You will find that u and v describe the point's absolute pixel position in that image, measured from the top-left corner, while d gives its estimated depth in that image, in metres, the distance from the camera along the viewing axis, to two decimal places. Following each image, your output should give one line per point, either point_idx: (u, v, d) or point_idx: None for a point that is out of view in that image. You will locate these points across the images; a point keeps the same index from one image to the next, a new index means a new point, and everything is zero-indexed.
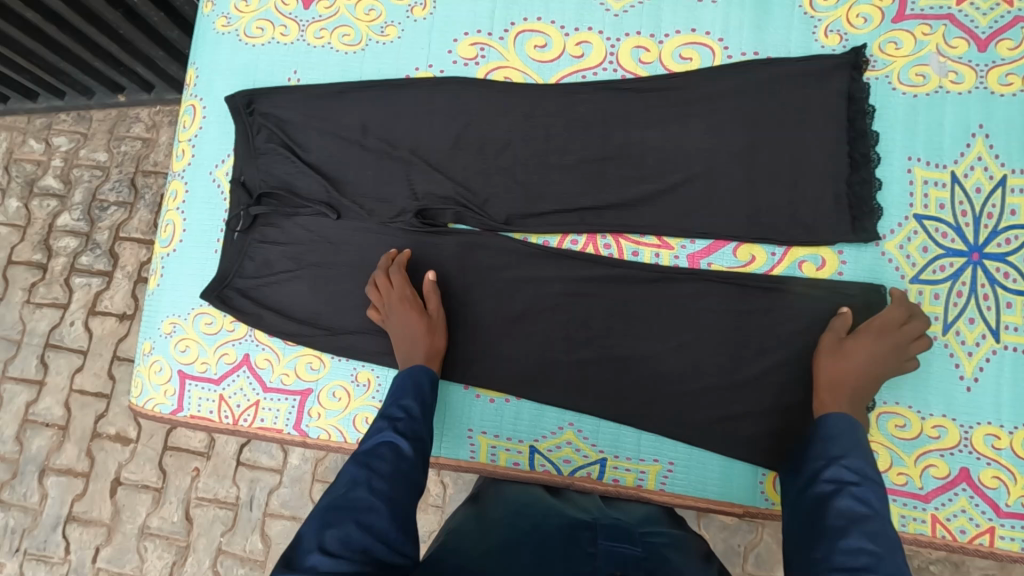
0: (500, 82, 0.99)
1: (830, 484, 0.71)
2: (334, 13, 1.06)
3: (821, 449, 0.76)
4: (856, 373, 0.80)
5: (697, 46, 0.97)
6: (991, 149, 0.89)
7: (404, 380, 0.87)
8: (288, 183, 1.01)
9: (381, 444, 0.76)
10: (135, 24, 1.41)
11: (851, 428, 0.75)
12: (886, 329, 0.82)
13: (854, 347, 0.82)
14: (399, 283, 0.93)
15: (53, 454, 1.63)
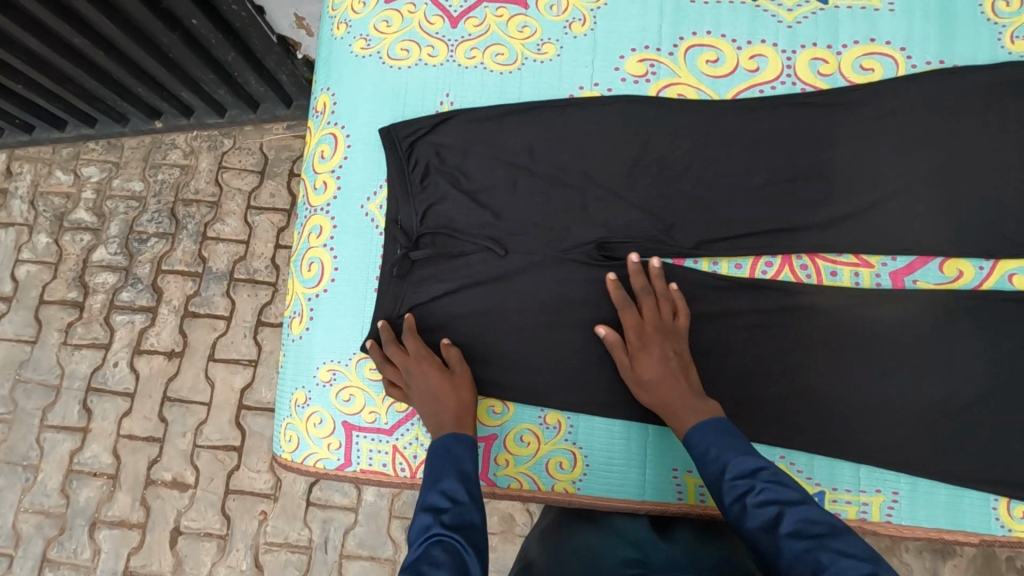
0: (674, 99, 0.95)
1: (738, 500, 0.69)
2: (485, 31, 1.00)
3: (705, 470, 0.74)
4: (670, 381, 0.82)
5: (878, 56, 0.94)
6: None
7: (437, 459, 0.78)
8: (449, 222, 0.95)
9: (429, 544, 0.65)
10: (190, 48, 1.30)
11: (714, 429, 0.76)
12: (640, 337, 0.86)
13: (644, 362, 0.84)
14: (410, 346, 0.89)
15: (103, 506, 1.50)
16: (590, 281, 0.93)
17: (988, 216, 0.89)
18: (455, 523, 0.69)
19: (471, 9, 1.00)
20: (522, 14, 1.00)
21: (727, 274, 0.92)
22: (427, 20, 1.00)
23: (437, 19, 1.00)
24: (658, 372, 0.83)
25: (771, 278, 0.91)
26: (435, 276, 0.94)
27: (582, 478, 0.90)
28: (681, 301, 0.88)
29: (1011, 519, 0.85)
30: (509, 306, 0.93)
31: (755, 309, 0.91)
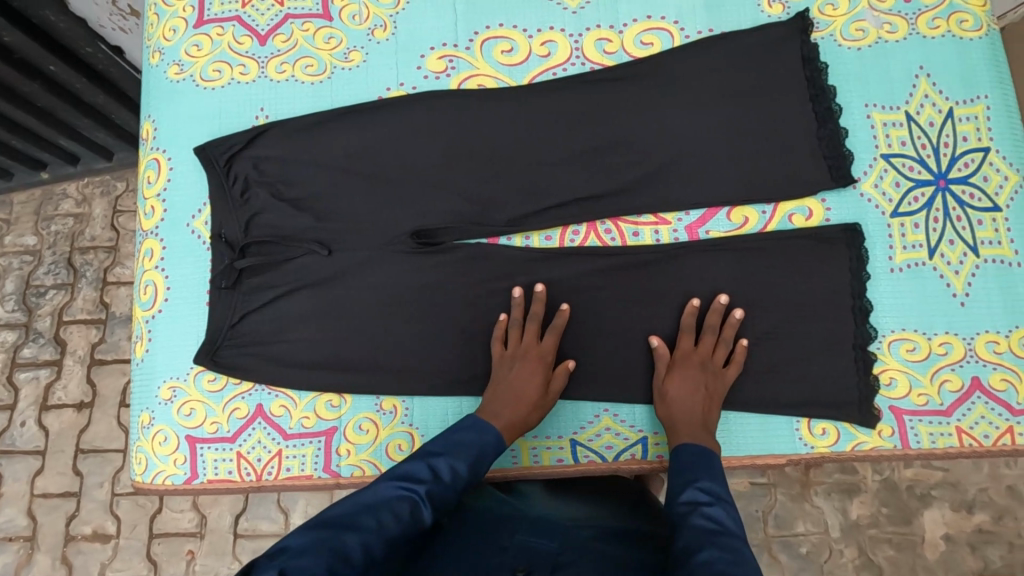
0: (475, 89, 1.01)
1: (686, 503, 0.71)
2: (293, 45, 1.04)
3: (676, 477, 0.77)
4: (676, 407, 0.87)
5: (656, 31, 1.02)
6: (935, 86, 0.96)
7: (470, 433, 0.80)
8: (274, 229, 0.97)
9: (401, 495, 0.70)
10: (57, 94, 1.26)
11: (699, 458, 0.79)
12: (680, 362, 0.90)
13: (671, 385, 0.89)
14: (545, 343, 0.91)
15: (24, 569, 1.47)
16: (415, 268, 0.96)
17: (771, 163, 0.96)
18: (438, 493, 0.72)
19: (277, 25, 1.04)
20: (327, 25, 1.04)
21: (539, 246, 0.97)
22: (236, 40, 1.04)
23: (246, 38, 1.04)
24: (674, 398, 0.88)
25: (577, 245, 0.97)
26: (267, 285, 0.96)
27: None
28: (741, 356, 0.91)
29: (812, 437, 0.92)
30: (341, 303, 0.96)
31: (568, 275, 0.96)
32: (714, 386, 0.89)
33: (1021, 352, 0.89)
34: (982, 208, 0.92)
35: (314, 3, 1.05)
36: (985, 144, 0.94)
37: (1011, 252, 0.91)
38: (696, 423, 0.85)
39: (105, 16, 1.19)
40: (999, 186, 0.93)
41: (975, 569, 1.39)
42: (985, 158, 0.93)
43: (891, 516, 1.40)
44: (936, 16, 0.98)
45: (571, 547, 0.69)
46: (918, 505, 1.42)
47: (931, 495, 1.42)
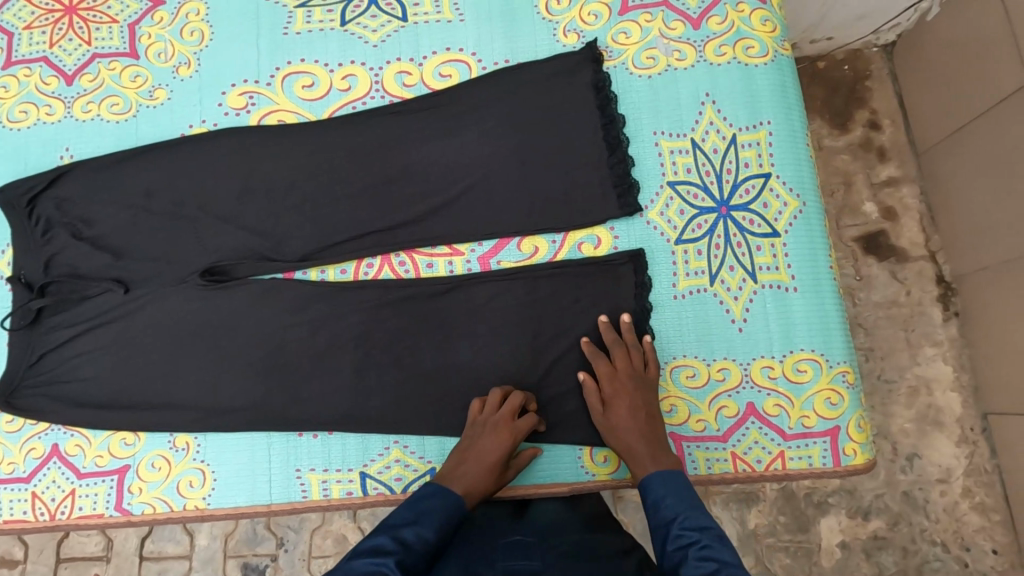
0: (274, 125, 1.02)
1: (679, 547, 0.72)
2: (99, 84, 1.05)
3: (656, 518, 0.77)
4: (623, 433, 0.86)
5: (454, 63, 1.03)
6: (719, 113, 0.97)
7: (432, 500, 0.80)
8: (73, 268, 0.99)
9: (375, 568, 0.67)
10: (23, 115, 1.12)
11: (669, 481, 0.80)
12: (610, 386, 0.88)
13: (611, 414, 0.87)
14: (521, 421, 0.88)
15: None
16: (208, 304, 0.98)
17: (559, 192, 0.97)
18: (408, 563, 0.71)
19: (84, 65, 1.05)
20: (134, 63, 1.05)
21: (332, 280, 0.99)
22: (43, 81, 1.05)
23: (52, 79, 1.05)
24: (615, 428, 0.87)
25: (370, 278, 0.99)
26: (66, 324, 0.98)
27: (211, 493, 0.94)
28: (654, 356, 0.90)
29: (594, 465, 0.94)
30: (140, 340, 0.97)
31: (360, 309, 0.97)
32: (642, 398, 0.88)
33: (793, 377, 0.90)
34: (761, 233, 0.93)
35: (122, 41, 1.06)
36: (765, 170, 0.95)
37: (787, 277, 0.92)
38: (645, 450, 0.84)
39: None
40: (779, 212, 0.94)
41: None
42: (766, 183, 0.94)
43: (788, 524, 1.38)
44: (722, 42, 0.99)
45: (555, 564, 0.76)
46: (814, 512, 1.39)
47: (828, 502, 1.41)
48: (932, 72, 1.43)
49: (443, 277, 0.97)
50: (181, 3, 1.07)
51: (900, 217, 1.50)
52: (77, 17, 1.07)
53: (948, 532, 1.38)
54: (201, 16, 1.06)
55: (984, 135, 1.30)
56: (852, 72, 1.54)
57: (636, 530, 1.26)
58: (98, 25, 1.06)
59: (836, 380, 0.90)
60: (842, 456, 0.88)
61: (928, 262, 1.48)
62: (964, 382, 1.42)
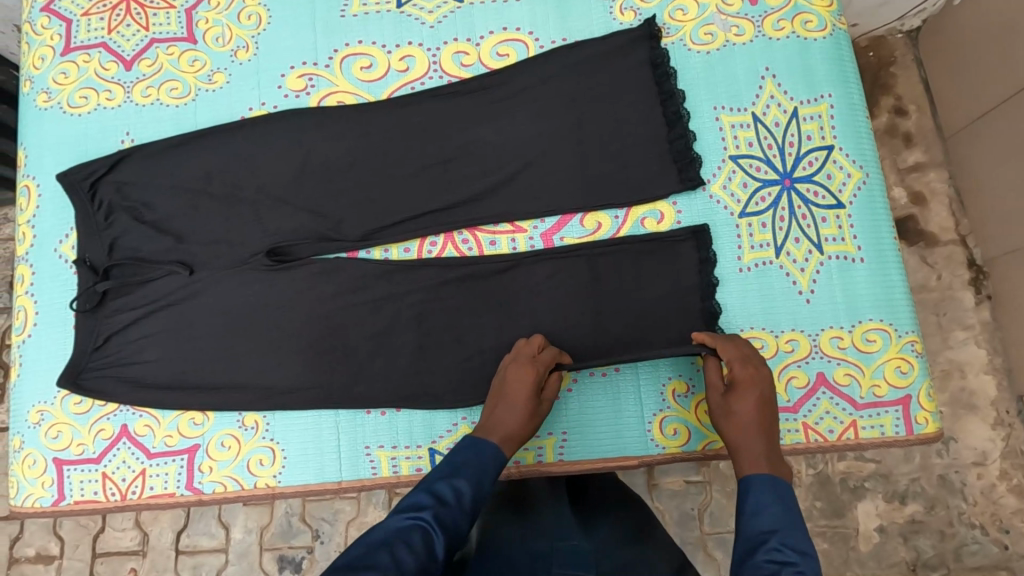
0: (333, 107, 1.03)
1: (770, 560, 0.65)
2: (158, 69, 1.06)
3: (750, 526, 0.70)
4: (743, 426, 0.80)
5: (511, 42, 1.04)
6: (780, 87, 0.98)
7: (468, 452, 0.78)
8: (137, 252, 1.00)
9: (409, 527, 0.66)
10: None
11: (776, 489, 0.73)
12: (744, 372, 0.83)
13: (733, 401, 0.82)
14: (544, 353, 0.89)
15: None
16: (270, 284, 0.98)
17: (619, 167, 0.98)
18: (447, 519, 0.69)
19: (143, 50, 1.06)
20: (192, 48, 1.06)
21: (397, 258, 0.99)
22: (102, 66, 1.06)
23: (111, 64, 1.06)
24: (730, 419, 0.81)
25: (434, 256, 0.99)
26: (129, 306, 0.99)
27: (282, 471, 0.95)
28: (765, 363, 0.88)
29: (664, 437, 0.92)
30: (204, 321, 0.98)
31: (424, 287, 0.98)
32: (767, 393, 0.83)
33: (863, 347, 0.90)
34: (826, 205, 0.94)
35: (179, 27, 1.07)
36: (828, 142, 0.95)
37: (853, 248, 0.93)
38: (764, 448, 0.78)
39: (13, 45, 1.25)
40: (843, 183, 0.94)
41: (907, 560, 1.36)
42: (829, 155, 0.95)
43: (824, 509, 1.38)
44: (781, 17, 0.99)
45: None
46: (850, 497, 1.39)
47: (864, 488, 1.40)
48: (960, 54, 1.42)
49: (506, 254, 0.98)
50: None
51: (928, 203, 1.50)
52: (135, 3, 1.08)
53: (985, 515, 1.37)
54: (258, 1, 1.07)
55: (1010, 121, 1.32)
56: (876, 58, 1.55)
57: (672, 518, 1.27)
58: (155, 11, 1.07)
59: (905, 349, 0.90)
60: (913, 425, 0.88)
61: (959, 246, 1.48)
62: (998, 365, 1.42)
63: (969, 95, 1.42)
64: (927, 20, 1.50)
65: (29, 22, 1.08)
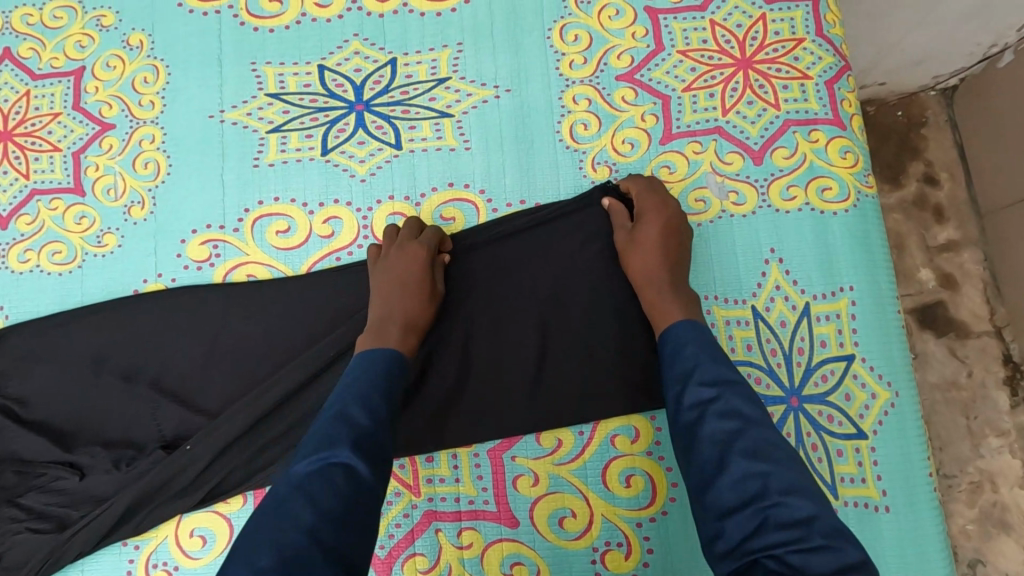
0: (241, 283, 0.85)
1: (693, 404, 0.63)
2: (39, 228, 0.89)
3: (671, 370, 0.67)
4: (645, 247, 0.76)
5: (458, 203, 0.85)
6: (788, 275, 0.78)
7: (362, 372, 0.68)
8: (12, 456, 0.83)
9: (325, 469, 0.58)
10: None
11: (691, 330, 0.68)
12: (648, 204, 0.78)
13: (639, 226, 0.77)
14: (426, 233, 0.81)
15: None
16: (172, 475, 0.81)
17: (584, 366, 0.81)
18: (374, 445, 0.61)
19: (22, 204, 0.89)
20: (79, 202, 0.89)
21: None
22: None
23: None
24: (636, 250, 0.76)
25: None
26: None
27: None
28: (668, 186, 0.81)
29: None
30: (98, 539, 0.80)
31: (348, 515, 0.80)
32: (676, 221, 0.77)
33: None
34: (843, 433, 0.75)
35: (65, 174, 0.89)
36: (847, 351, 0.76)
37: (876, 492, 0.73)
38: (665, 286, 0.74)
39: None
40: (864, 406, 0.75)
41: None
42: (848, 368, 0.76)
43: None
44: (791, 183, 0.80)
45: None
46: None
47: None
48: (1005, 132, 1.21)
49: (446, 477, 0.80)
50: (133, 126, 0.89)
51: (960, 285, 1.29)
52: (13, 144, 0.90)
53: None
54: (156, 144, 0.89)
55: None
56: (906, 118, 1.33)
57: None
58: (37, 154, 0.90)
59: None
60: None
61: (994, 338, 1.27)
62: None
63: (1009, 176, 1.22)
64: (966, 76, 1.27)
65: None
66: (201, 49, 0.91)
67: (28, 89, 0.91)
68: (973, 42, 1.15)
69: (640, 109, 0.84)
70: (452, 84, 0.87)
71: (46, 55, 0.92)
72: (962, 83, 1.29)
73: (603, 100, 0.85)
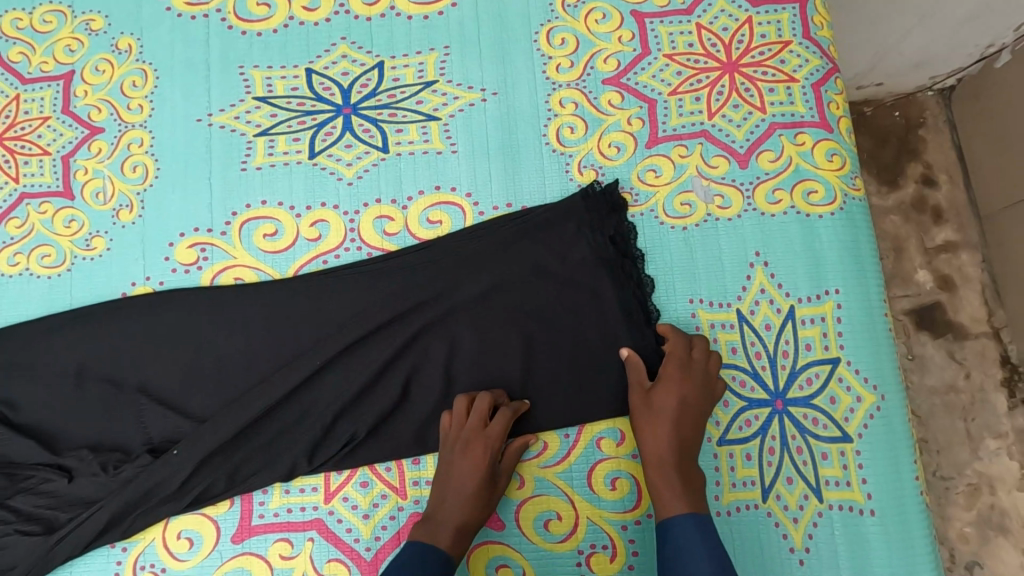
0: (229, 285, 0.85)
1: None
2: (28, 231, 0.89)
3: (672, 567, 0.66)
4: (665, 420, 0.72)
5: (445, 206, 0.85)
6: (773, 278, 0.78)
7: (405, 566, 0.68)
8: (4, 457, 0.83)
9: None
10: None
11: (702, 533, 0.66)
12: (670, 375, 0.74)
13: (655, 392, 0.74)
14: (494, 425, 0.76)
15: None
16: (159, 480, 0.81)
17: (570, 371, 0.81)
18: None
19: (12, 207, 0.90)
20: (68, 205, 0.89)
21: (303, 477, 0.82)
22: None
23: None
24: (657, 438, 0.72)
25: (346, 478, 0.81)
26: None
27: None
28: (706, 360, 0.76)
29: None
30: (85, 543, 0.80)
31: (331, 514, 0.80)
32: (696, 397, 0.73)
33: None
34: (828, 437, 0.74)
35: (54, 178, 0.90)
36: (832, 354, 0.76)
37: (862, 496, 0.73)
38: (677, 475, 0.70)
39: None
40: (850, 409, 0.75)
41: None
42: (833, 371, 0.75)
43: None
44: (777, 186, 0.80)
45: None
46: None
47: None
48: (1003, 134, 1.20)
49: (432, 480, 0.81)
50: (121, 130, 0.90)
51: (959, 289, 1.28)
52: (4, 148, 0.91)
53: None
54: (145, 148, 0.89)
55: None
56: (903, 119, 1.33)
57: None
58: (27, 158, 0.90)
59: None
60: None
61: (991, 340, 1.26)
62: None
63: (1005, 176, 1.21)
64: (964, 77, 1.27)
65: None
66: (190, 55, 0.91)
67: (19, 93, 0.92)
68: (971, 45, 1.15)
69: (626, 113, 0.84)
70: (439, 88, 0.87)
71: (36, 59, 0.92)
72: (960, 84, 1.29)
73: (589, 103, 0.85)
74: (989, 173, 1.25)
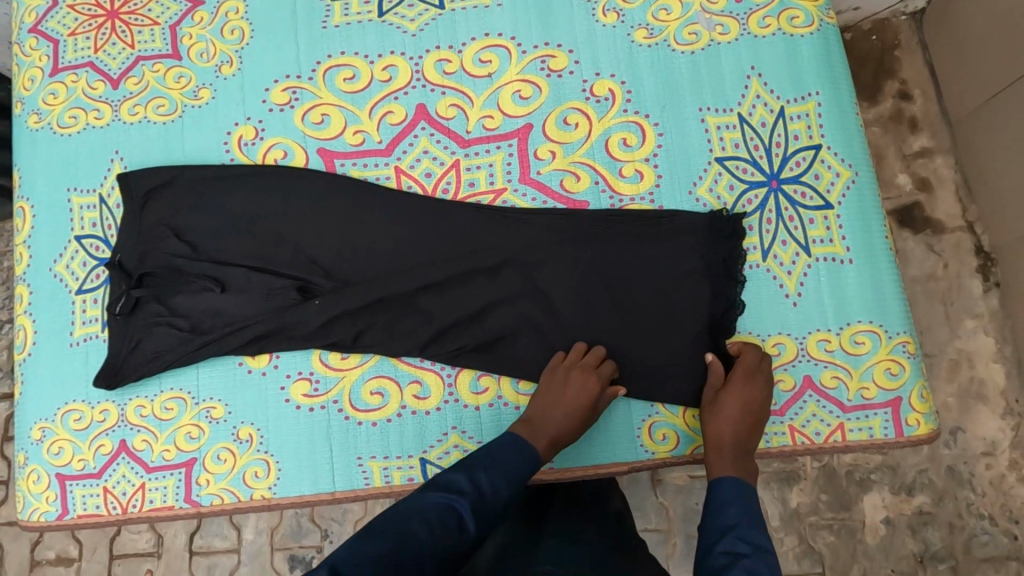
0: (318, 120, 1.03)
1: (723, 551, 0.74)
2: (144, 87, 1.07)
3: (715, 519, 0.80)
4: (727, 417, 0.86)
5: (494, 48, 1.03)
6: (766, 86, 0.96)
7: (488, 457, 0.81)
8: (171, 264, 1.00)
9: (446, 505, 0.73)
10: None
11: (739, 490, 0.82)
12: (739, 379, 0.88)
13: (723, 390, 0.88)
14: (606, 369, 0.91)
15: None
16: (299, 320, 0.96)
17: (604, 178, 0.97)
18: (484, 490, 0.77)
19: (129, 68, 1.07)
20: (177, 64, 1.07)
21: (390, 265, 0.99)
22: (89, 86, 1.07)
23: (98, 83, 1.07)
24: (728, 415, 0.86)
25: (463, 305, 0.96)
26: (144, 318, 0.99)
27: (277, 482, 0.96)
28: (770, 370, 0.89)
29: (653, 442, 0.92)
30: (223, 344, 0.97)
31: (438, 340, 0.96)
32: (754, 404, 0.87)
33: (851, 350, 0.90)
34: (814, 206, 0.93)
35: (164, 43, 1.07)
36: (816, 141, 0.94)
37: (842, 249, 0.92)
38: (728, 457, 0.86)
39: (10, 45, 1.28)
40: (831, 183, 0.93)
41: (914, 552, 1.31)
42: (816, 155, 0.94)
43: (830, 502, 1.33)
44: (766, 14, 0.98)
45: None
46: (857, 490, 1.33)
47: (870, 480, 1.35)
48: (963, 44, 1.37)
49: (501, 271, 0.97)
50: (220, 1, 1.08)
51: (935, 190, 1.44)
52: (120, 21, 1.08)
53: (995, 505, 1.31)
54: (241, 14, 1.07)
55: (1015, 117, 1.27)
56: (880, 43, 1.49)
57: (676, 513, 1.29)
58: (139, 28, 1.08)
59: (895, 351, 0.89)
60: (904, 427, 0.88)
61: (967, 233, 1.42)
62: (1008, 354, 1.36)
63: (968, 81, 1.38)
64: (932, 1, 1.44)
65: (18, 43, 1.09)
66: None
67: None
68: None
69: None
70: None
71: None
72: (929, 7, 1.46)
73: None
74: (955, 82, 1.42)
